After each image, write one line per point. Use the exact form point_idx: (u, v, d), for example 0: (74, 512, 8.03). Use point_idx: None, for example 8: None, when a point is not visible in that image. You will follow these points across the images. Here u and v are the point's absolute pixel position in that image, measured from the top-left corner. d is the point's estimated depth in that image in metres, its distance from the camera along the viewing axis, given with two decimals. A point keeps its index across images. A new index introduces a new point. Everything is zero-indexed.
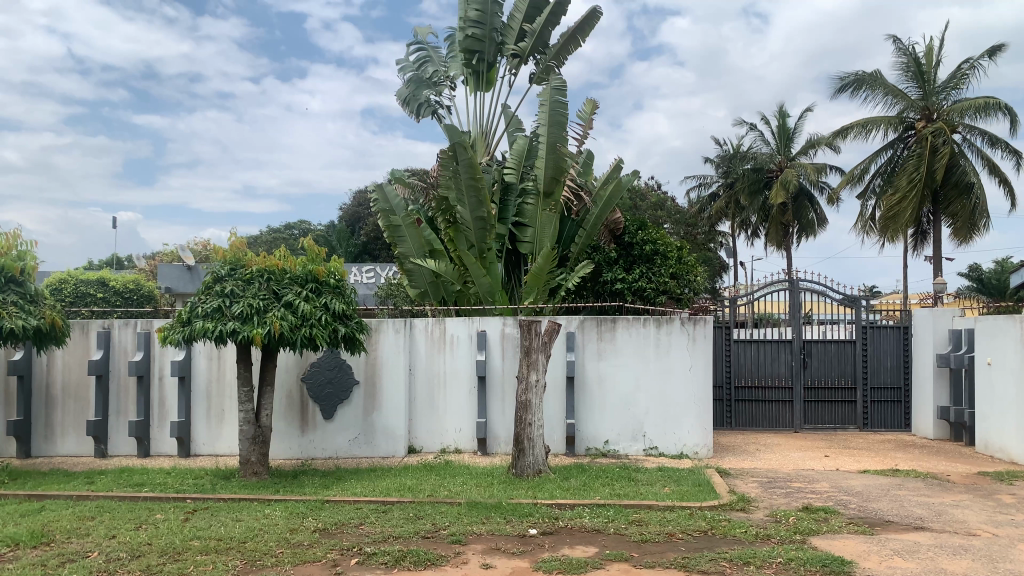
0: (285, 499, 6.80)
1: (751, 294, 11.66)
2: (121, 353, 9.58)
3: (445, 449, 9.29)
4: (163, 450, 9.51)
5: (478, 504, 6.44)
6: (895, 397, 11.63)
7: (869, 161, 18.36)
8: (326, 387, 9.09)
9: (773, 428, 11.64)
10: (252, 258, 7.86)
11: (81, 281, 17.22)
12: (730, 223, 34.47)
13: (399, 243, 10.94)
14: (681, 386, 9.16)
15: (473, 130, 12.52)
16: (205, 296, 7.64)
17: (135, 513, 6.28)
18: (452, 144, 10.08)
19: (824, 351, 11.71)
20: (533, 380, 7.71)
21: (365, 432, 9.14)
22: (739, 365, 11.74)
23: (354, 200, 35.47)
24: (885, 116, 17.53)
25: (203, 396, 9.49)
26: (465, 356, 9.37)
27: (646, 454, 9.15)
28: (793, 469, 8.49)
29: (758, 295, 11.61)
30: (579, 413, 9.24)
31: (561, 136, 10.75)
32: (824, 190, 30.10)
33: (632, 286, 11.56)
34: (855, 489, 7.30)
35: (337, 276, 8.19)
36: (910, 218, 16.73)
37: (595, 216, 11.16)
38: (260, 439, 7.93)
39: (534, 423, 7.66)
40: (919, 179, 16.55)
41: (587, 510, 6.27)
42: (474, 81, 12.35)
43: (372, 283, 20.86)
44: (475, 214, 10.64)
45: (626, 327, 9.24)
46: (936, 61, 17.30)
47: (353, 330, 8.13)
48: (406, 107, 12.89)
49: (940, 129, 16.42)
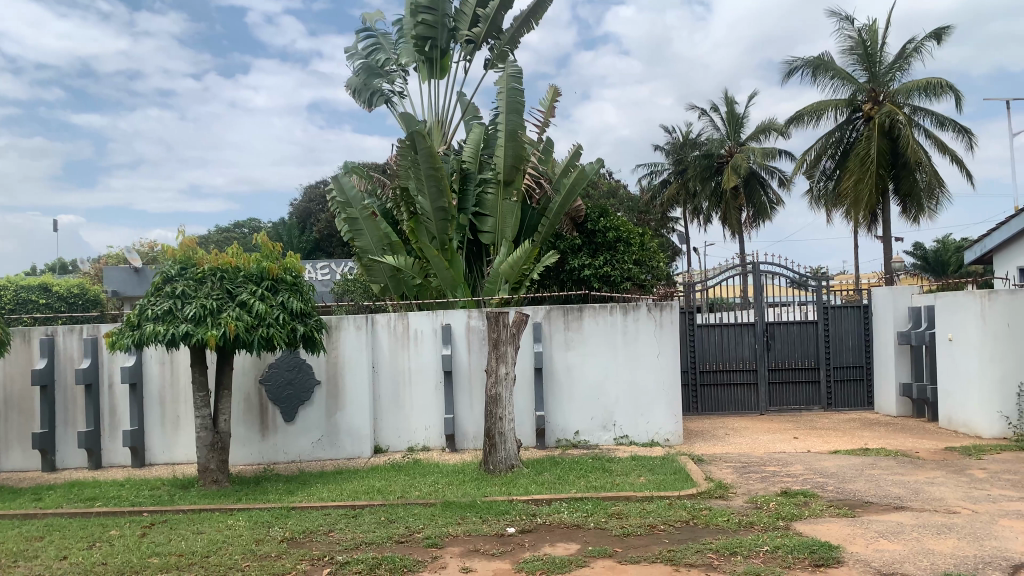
0: (249, 508, 6.48)
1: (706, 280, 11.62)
2: (67, 361, 9.12)
3: (413, 448, 9.05)
4: (116, 461, 9.07)
5: (452, 504, 6.22)
6: (857, 375, 11.73)
7: (821, 145, 18.53)
8: (286, 389, 8.77)
9: (739, 412, 11.64)
10: (203, 256, 7.49)
11: (21, 286, 16.53)
12: (683, 209, 34.78)
13: (357, 238, 10.65)
14: (650, 373, 9.06)
15: (429, 117, 12.25)
16: (155, 298, 7.26)
17: (88, 531, 5.90)
18: (410, 131, 9.81)
19: (787, 333, 11.73)
20: (503, 372, 7.51)
21: (328, 434, 8.83)
22: (704, 350, 11.69)
23: (306, 196, 34.77)
24: (835, 98, 17.71)
25: (156, 402, 9.09)
26: (430, 351, 9.12)
27: (617, 443, 9.02)
28: (765, 453, 8.44)
29: (713, 281, 11.60)
30: (548, 405, 9.06)
31: (521, 123, 10.58)
32: (774, 175, 30.52)
33: (598, 273, 11.45)
34: (830, 471, 7.26)
35: (294, 273, 7.88)
36: (867, 200, 16.98)
37: (558, 205, 10.96)
38: (219, 446, 7.59)
39: (505, 417, 7.45)
40: (871, 163, 16.82)
41: (564, 505, 6.09)
42: (428, 69, 12.06)
43: (327, 279, 20.48)
44: (436, 204, 10.32)
45: (592, 315, 9.09)
46: (880, 43, 17.58)
47: (312, 329, 7.82)
48: (359, 98, 12.55)
49: (891, 112, 16.63)
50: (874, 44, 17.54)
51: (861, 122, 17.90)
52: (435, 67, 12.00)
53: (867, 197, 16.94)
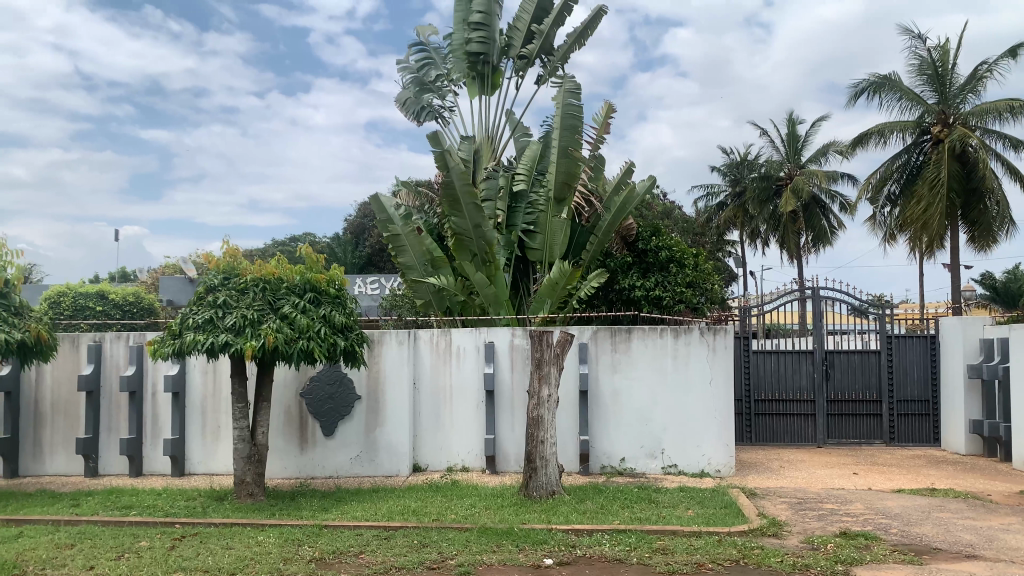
0: (281, 524, 6.32)
1: (762, 305, 11.14)
2: (112, 368, 9.16)
3: (452, 468, 8.81)
4: (156, 469, 9.04)
5: (488, 530, 5.96)
6: (923, 410, 11.10)
7: (886, 167, 17.87)
8: (326, 403, 8.63)
9: (795, 443, 11.13)
10: (247, 266, 7.41)
11: (80, 293, 16.91)
12: (740, 233, 34.09)
13: (400, 255, 10.48)
14: (702, 400, 8.67)
15: (479, 133, 12.12)
16: (197, 307, 7.19)
17: (118, 541, 5.80)
18: (439, 151, 9.63)
19: (847, 363, 11.20)
20: (545, 394, 7.23)
21: (366, 450, 8.66)
22: (759, 377, 11.24)
23: (360, 211, 35.08)
24: (902, 120, 17.07)
25: (198, 412, 9.05)
26: (472, 369, 8.90)
27: (664, 472, 8.65)
28: (822, 488, 7.97)
29: (769, 306, 11.09)
30: (593, 429, 8.75)
31: (573, 139, 10.39)
32: (835, 199, 29.70)
33: (649, 294, 11.11)
34: (893, 511, 6.78)
35: (337, 286, 7.74)
36: (935, 225, 16.29)
37: (608, 223, 10.71)
38: (255, 459, 7.46)
39: (547, 440, 7.16)
40: (940, 188, 16.11)
41: (606, 537, 5.77)
42: (478, 85, 11.83)
43: (377, 293, 20.48)
44: (474, 223, 10.14)
45: (642, 337, 8.77)
46: (951, 63, 16.91)
47: (353, 343, 7.66)
48: (409, 113, 12.46)
49: (962, 134, 15.96)
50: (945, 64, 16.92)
51: (929, 145, 17.21)
52: (486, 83, 11.78)
53: (935, 222, 16.25)
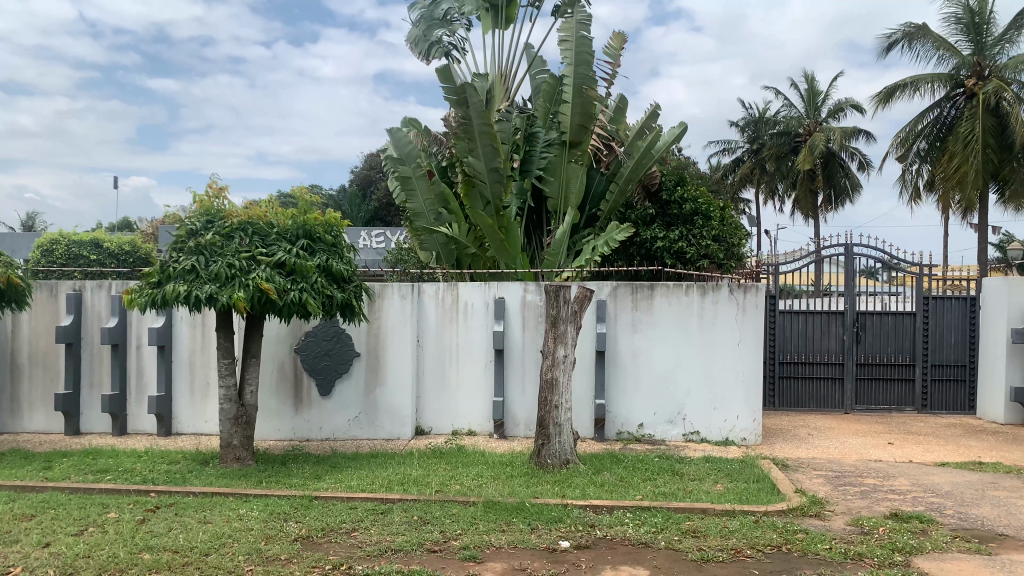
0: (266, 495, 5.70)
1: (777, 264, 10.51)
2: (95, 319, 8.53)
3: (457, 432, 8.21)
4: (142, 428, 8.48)
5: (496, 505, 5.33)
6: (958, 375, 10.43)
7: (916, 122, 16.94)
8: (322, 360, 8.00)
9: (821, 409, 10.49)
10: (233, 210, 6.66)
11: (74, 241, 16.25)
12: (755, 190, 33.20)
13: (408, 200, 9.78)
14: (728, 363, 8.00)
15: (492, 72, 11.31)
16: (178, 254, 6.48)
17: (83, 513, 5.19)
18: (461, 84, 8.88)
19: (879, 325, 10.50)
20: (560, 355, 6.57)
21: (366, 411, 8.05)
22: (785, 339, 10.57)
23: (366, 163, 34.18)
24: (934, 73, 16.09)
25: (186, 367, 8.44)
26: (481, 328, 8.24)
27: (685, 440, 8.02)
28: (859, 461, 7.32)
29: (785, 267, 10.46)
30: (609, 392, 8.11)
31: (590, 77, 9.47)
32: (855, 157, 28.71)
33: (672, 247, 10.41)
34: (943, 489, 6.13)
35: (334, 232, 7.04)
36: (967, 183, 15.35)
37: (630, 170, 9.95)
38: (243, 420, 6.84)
39: (561, 406, 6.52)
40: (973, 143, 15.17)
41: (628, 515, 5.15)
42: (492, 18, 11.05)
43: (382, 247, 19.80)
44: (490, 165, 9.42)
45: (664, 295, 8.07)
46: (989, 12, 15.94)
47: (351, 296, 7.00)
48: (417, 50, 11.67)
49: (996, 87, 14.94)
50: (983, 13, 15.95)
51: (962, 99, 16.14)
52: (500, 16, 11.02)
53: (968, 179, 15.32)
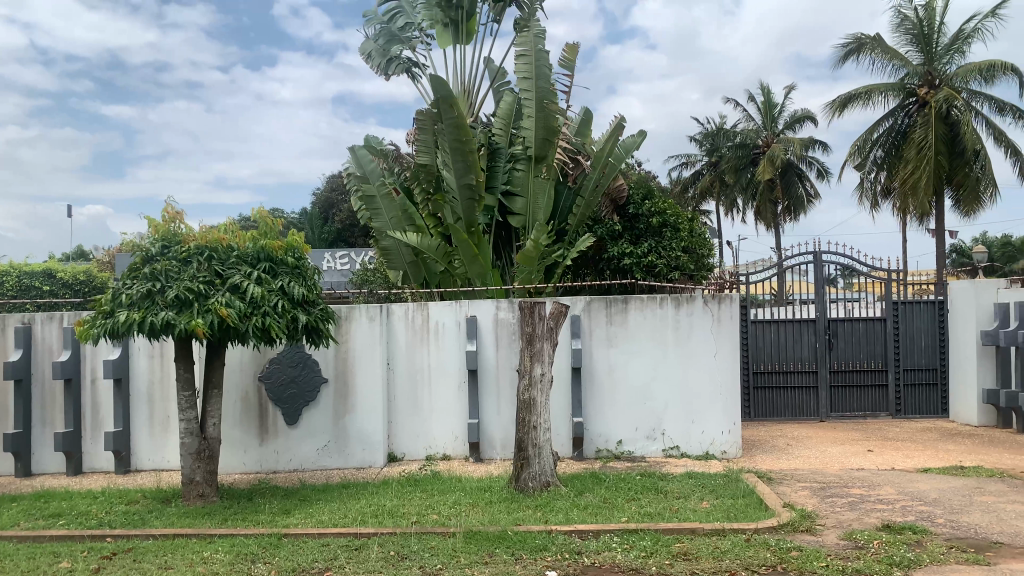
0: (233, 534, 5.38)
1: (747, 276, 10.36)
2: (45, 353, 8.12)
3: (432, 457, 7.95)
4: (98, 466, 8.06)
5: (477, 535, 5.08)
6: (930, 379, 10.44)
7: (871, 131, 17.15)
8: (289, 388, 7.70)
9: (796, 418, 10.42)
10: (190, 234, 6.36)
11: (25, 272, 15.64)
12: (716, 202, 33.48)
13: (374, 218, 9.58)
14: (706, 375, 7.87)
15: (455, 87, 11.16)
16: (131, 281, 6.15)
17: (33, 563, 4.82)
18: (437, 97, 8.59)
19: (851, 331, 10.48)
20: (537, 374, 6.36)
21: (336, 439, 7.75)
22: (758, 349, 10.48)
23: (327, 185, 33.74)
24: (886, 82, 16.31)
25: (144, 400, 8.06)
26: (453, 348, 8.01)
27: (666, 455, 7.85)
28: (842, 470, 7.21)
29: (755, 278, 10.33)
30: (587, 410, 7.91)
31: (551, 89, 9.40)
32: (812, 166, 29.13)
33: (642, 261, 10.25)
34: (930, 497, 6.03)
35: (296, 254, 6.78)
36: (924, 189, 15.50)
37: (594, 183, 9.79)
38: (206, 455, 6.51)
39: (540, 426, 6.30)
40: (928, 150, 15.35)
41: (615, 540, 4.94)
42: (452, 33, 10.94)
43: (346, 268, 19.44)
44: (462, 180, 9.24)
45: (639, 308, 7.92)
46: (937, 22, 16.22)
47: (317, 318, 6.74)
48: (374, 66, 11.38)
49: (948, 95, 15.16)
50: (931, 23, 16.19)
51: (915, 107, 16.38)
52: (460, 30, 10.89)
53: (924, 186, 15.48)
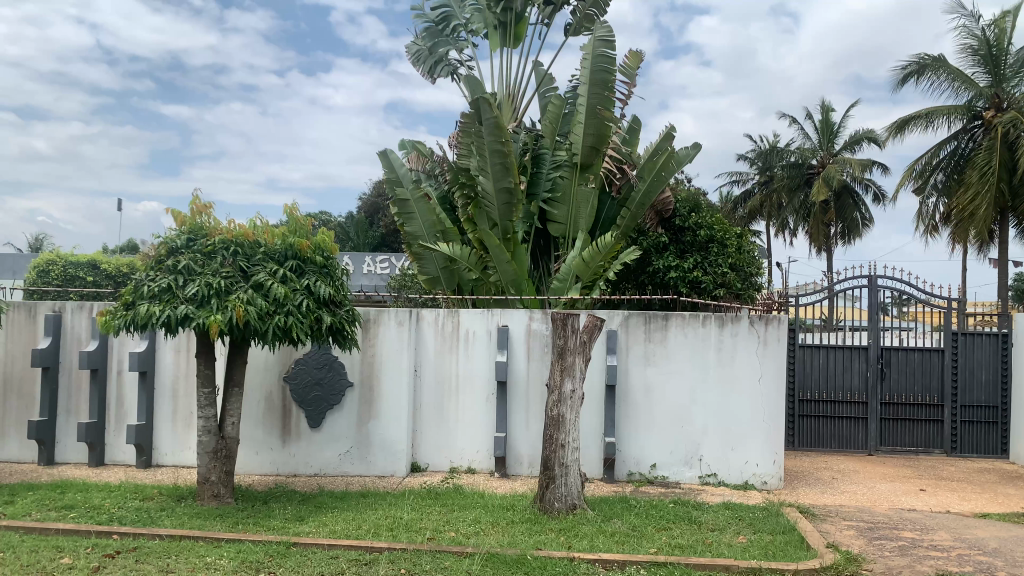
0: (240, 541, 5.15)
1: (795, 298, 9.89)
2: (74, 342, 8.05)
3: (456, 470, 7.65)
4: (120, 459, 7.95)
5: (494, 558, 4.76)
6: (989, 417, 9.82)
7: (931, 155, 16.47)
8: (314, 390, 7.50)
9: (843, 450, 9.88)
10: (217, 227, 6.18)
11: (71, 261, 15.82)
12: (767, 223, 32.71)
13: (407, 222, 9.39)
14: (748, 400, 7.44)
15: (500, 92, 10.92)
16: (154, 273, 6.01)
17: (32, 558, 4.64)
18: (477, 97, 8.48)
19: (905, 361, 9.92)
20: (567, 390, 6.02)
21: (359, 445, 7.51)
22: (804, 375, 10.03)
23: (375, 190, 33.87)
24: (950, 105, 15.64)
25: (169, 395, 7.93)
26: (483, 357, 7.72)
27: (702, 483, 7.44)
28: (891, 510, 6.72)
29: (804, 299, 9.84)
30: (620, 430, 7.56)
31: (606, 99, 9.04)
32: (869, 189, 28.28)
33: (687, 276, 9.90)
34: (990, 546, 5.53)
35: (325, 253, 6.55)
36: (985, 216, 14.74)
37: (643, 194, 9.43)
38: (223, 454, 6.30)
39: (568, 445, 5.97)
40: (991, 175, 14.61)
41: (641, 573, 4.57)
42: (500, 36, 10.71)
43: (387, 273, 19.32)
44: (500, 184, 8.98)
45: (679, 326, 7.55)
46: (1006, 42, 15.29)
47: (342, 320, 6.52)
48: (422, 68, 11.24)
49: (1015, 119, 14.40)
50: (1000, 44, 15.31)
51: (980, 132, 15.68)
52: (508, 33, 10.66)
53: (984, 213, 14.72)
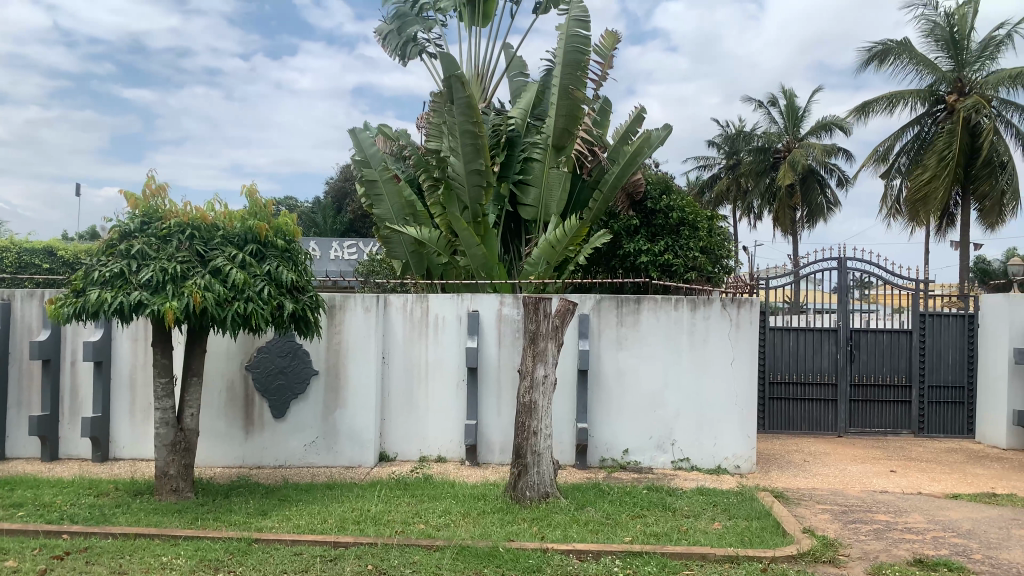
0: (199, 538, 4.93)
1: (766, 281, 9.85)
2: (24, 332, 7.70)
3: (425, 459, 7.49)
4: (75, 453, 7.65)
5: (465, 551, 4.60)
6: (956, 397, 9.88)
7: (895, 139, 16.55)
8: (278, 379, 7.26)
9: (813, 432, 9.89)
10: (172, 210, 5.91)
11: (25, 248, 15.31)
12: (733, 207, 32.85)
13: (375, 205, 9.16)
14: (721, 384, 7.36)
15: (469, 71, 10.69)
16: (106, 258, 5.72)
17: None
18: (448, 75, 8.26)
19: (874, 343, 9.94)
20: (539, 376, 5.87)
21: (325, 435, 7.30)
22: (775, 359, 9.99)
23: (342, 175, 33.40)
24: (915, 89, 15.69)
25: (126, 386, 7.64)
26: (453, 344, 7.54)
27: (675, 467, 7.36)
28: (864, 492, 6.70)
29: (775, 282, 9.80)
30: (593, 415, 7.44)
31: (579, 82, 8.88)
32: (833, 173, 28.51)
33: (658, 259, 9.79)
34: (963, 527, 5.51)
35: (287, 236, 6.31)
36: (940, 199, 14.85)
37: (615, 177, 9.26)
38: (181, 447, 6.06)
39: (540, 432, 5.82)
40: (950, 159, 14.64)
41: (616, 563, 4.45)
42: (469, 14, 10.48)
43: (353, 258, 19.01)
44: (470, 166, 8.76)
45: (652, 309, 7.43)
46: (969, 26, 15.37)
47: (305, 306, 6.30)
48: (389, 48, 10.94)
49: (976, 103, 14.32)
50: (963, 29, 15.42)
51: (942, 115, 15.80)
52: (477, 12, 10.43)
53: (941, 196, 14.81)
